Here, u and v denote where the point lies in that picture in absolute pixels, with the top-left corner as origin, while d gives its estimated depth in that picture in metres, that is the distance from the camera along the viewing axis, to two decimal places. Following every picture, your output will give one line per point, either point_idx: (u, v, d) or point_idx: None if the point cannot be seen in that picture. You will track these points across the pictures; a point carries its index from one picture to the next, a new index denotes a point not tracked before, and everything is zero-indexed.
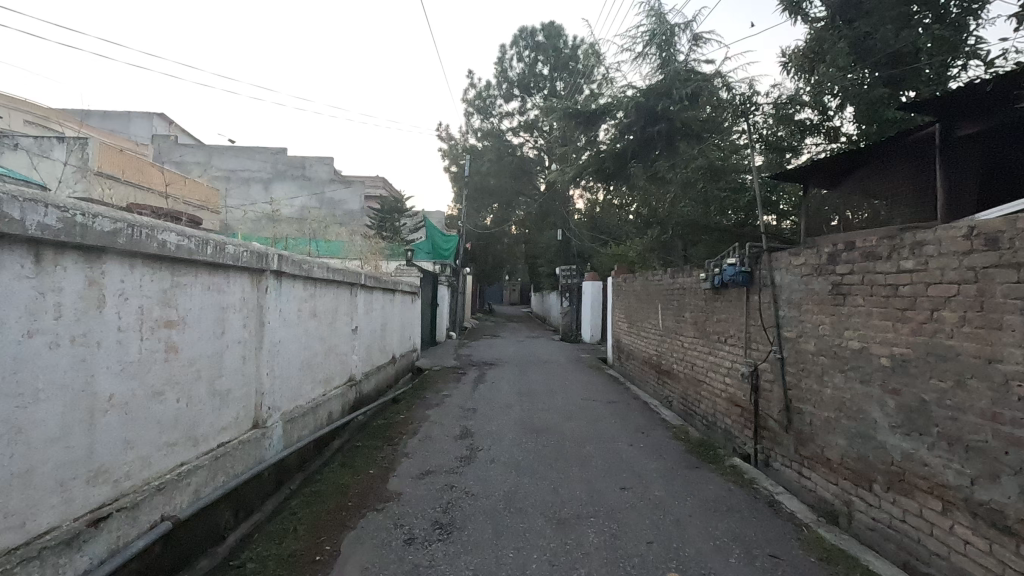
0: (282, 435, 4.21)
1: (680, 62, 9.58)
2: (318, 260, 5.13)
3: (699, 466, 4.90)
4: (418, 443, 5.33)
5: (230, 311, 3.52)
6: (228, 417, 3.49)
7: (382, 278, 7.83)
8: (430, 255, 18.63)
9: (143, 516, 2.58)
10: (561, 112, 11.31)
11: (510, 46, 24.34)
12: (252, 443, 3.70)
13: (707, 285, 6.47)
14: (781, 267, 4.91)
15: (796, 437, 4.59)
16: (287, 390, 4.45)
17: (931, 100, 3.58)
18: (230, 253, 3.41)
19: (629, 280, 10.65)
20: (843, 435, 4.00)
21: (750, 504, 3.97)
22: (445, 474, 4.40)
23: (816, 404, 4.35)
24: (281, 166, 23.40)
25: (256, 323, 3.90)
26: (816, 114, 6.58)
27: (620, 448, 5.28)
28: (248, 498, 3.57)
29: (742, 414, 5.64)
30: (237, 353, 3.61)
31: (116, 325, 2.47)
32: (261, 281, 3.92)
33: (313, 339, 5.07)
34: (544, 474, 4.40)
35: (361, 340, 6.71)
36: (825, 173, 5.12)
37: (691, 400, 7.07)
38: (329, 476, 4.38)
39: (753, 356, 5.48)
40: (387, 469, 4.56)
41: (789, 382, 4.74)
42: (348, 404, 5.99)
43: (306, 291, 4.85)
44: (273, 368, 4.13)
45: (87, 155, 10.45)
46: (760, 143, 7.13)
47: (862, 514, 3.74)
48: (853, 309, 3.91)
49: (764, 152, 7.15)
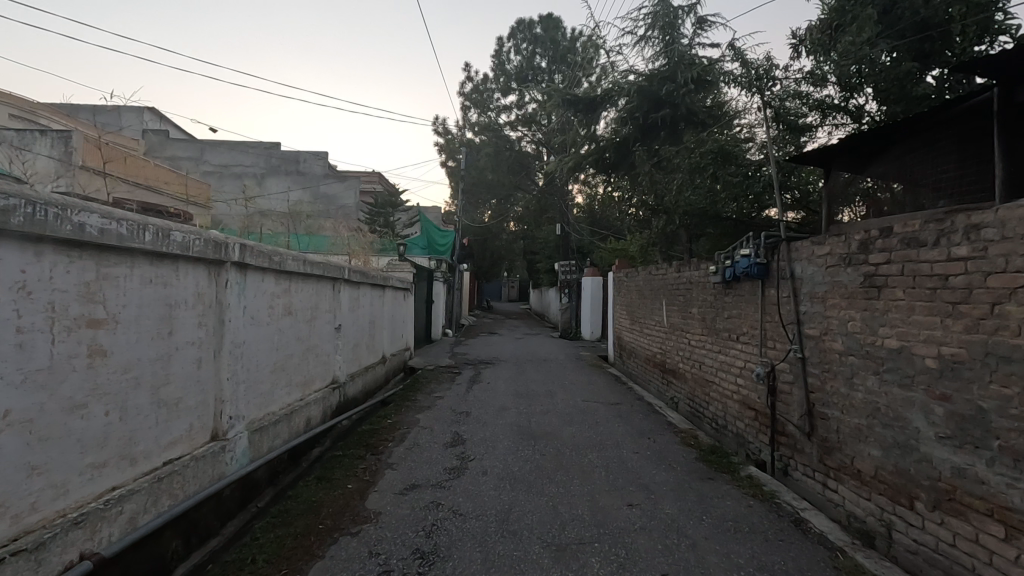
0: (247, 448, 3.75)
1: (683, 45, 9.10)
2: (292, 252, 4.66)
3: (714, 476, 4.46)
4: (404, 452, 4.88)
5: (180, 307, 3.06)
6: (178, 431, 3.03)
7: (371, 272, 7.39)
8: (425, 251, 18.14)
9: (53, 557, 2.13)
10: (561, 99, 10.63)
11: (507, 39, 23.79)
12: (209, 458, 3.25)
13: (717, 278, 6.01)
14: (801, 259, 4.46)
15: (821, 446, 4.16)
16: (256, 396, 3.98)
17: (990, 61, 3.04)
18: (177, 241, 2.96)
19: (632, 275, 10.16)
20: (878, 445, 3.57)
21: (773, 523, 3.52)
22: (431, 489, 3.94)
23: (844, 410, 3.91)
24: (274, 162, 22.89)
25: (215, 321, 3.44)
26: (839, 92, 6.10)
27: (624, 456, 4.84)
28: (203, 522, 3.12)
29: (756, 418, 5.22)
30: (189, 357, 3.15)
31: (13, 326, 2.01)
32: (218, 274, 3.45)
33: (287, 339, 4.63)
34: (542, 489, 3.94)
35: (345, 339, 6.24)
36: (852, 152, 4.62)
37: (699, 402, 6.63)
38: (303, 492, 3.93)
39: (769, 356, 5.03)
40: (367, 483, 4.11)
41: (812, 385, 4.30)
42: (330, 408, 5.55)
43: (277, 285, 4.38)
44: (238, 372, 3.68)
45: (71, 148, 10.06)
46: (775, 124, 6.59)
47: (902, 535, 3.31)
48: (890, 304, 3.47)
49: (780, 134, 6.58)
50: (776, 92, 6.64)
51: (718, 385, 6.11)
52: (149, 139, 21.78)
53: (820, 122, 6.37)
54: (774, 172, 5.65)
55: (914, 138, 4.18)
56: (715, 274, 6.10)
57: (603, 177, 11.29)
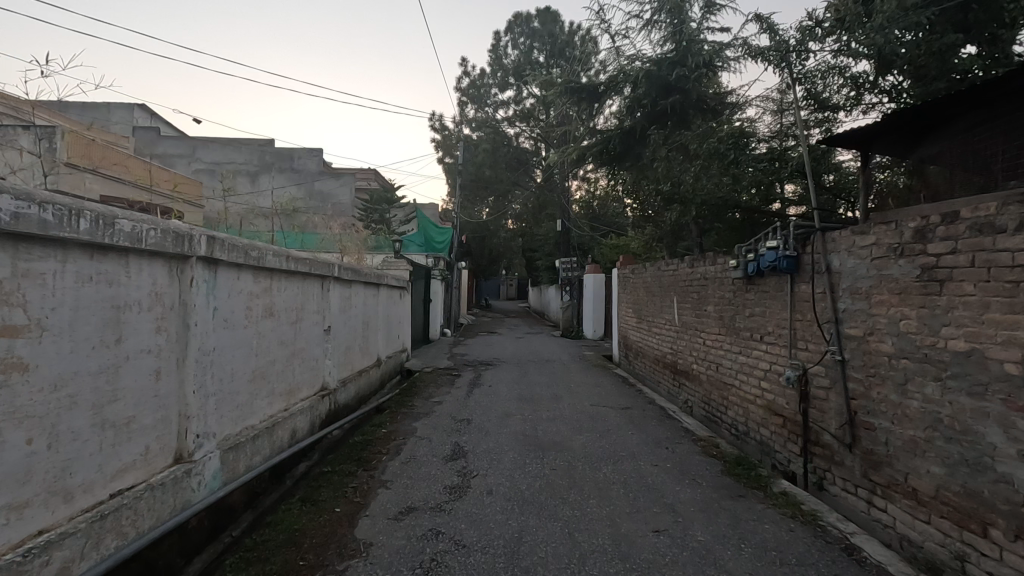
0: (220, 470, 3.28)
1: (692, 28, 8.61)
2: (273, 247, 4.19)
3: (744, 492, 4.02)
4: (400, 467, 4.42)
5: (131, 309, 2.59)
6: (129, 456, 2.56)
7: (363, 269, 6.92)
8: (422, 248, 17.69)
9: None
10: (561, 88, 10.08)
11: (504, 33, 23.31)
12: (170, 486, 2.79)
13: (737, 273, 5.55)
14: (840, 251, 4.01)
15: (866, 460, 3.72)
16: (230, 409, 3.51)
17: None
18: (124, 230, 2.49)
19: (639, 270, 9.69)
20: (940, 460, 3.13)
21: (822, 551, 3.08)
22: (430, 513, 3.49)
23: (895, 420, 3.47)
24: (268, 159, 22.50)
25: (178, 326, 2.97)
26: (874, 68, 5.65)
27: (642, 470, 4.40)
28: (161, 563, 2.66)
29: (784, 425, 4.77)
30: (144, 367, 2.68)
31: None
32: (180, 271, 2.97)
33: (268, 344, 4.16)
34: (555, 512, 3.49)
35: (335, 342, 5.76)
36: (892, 139, 4.21)
37: (715, 406, 6.21)
38: (285, 517, 3.48)
39: (799, 357, 4.59)
40: (358, 506, 3.65)
41: (853, 391, 3.86)
42: (319, 418, 5.09)
43: (254, 282, 3.90)
44: (208, 383, 3.21)
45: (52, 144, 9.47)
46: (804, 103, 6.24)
47: (975, 567, 2.87)
48: (955, 300, 3.02)
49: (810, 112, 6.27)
50: (804, 70, 6.21)
51: (738, 389, 5.67)
52: (139, 136, 21.28)
53: (854, 101, 5.96)
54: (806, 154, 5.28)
55: (965, 118, 3.76)
56: (734, 269, 5.62)
57: (606, 171, 10.85)
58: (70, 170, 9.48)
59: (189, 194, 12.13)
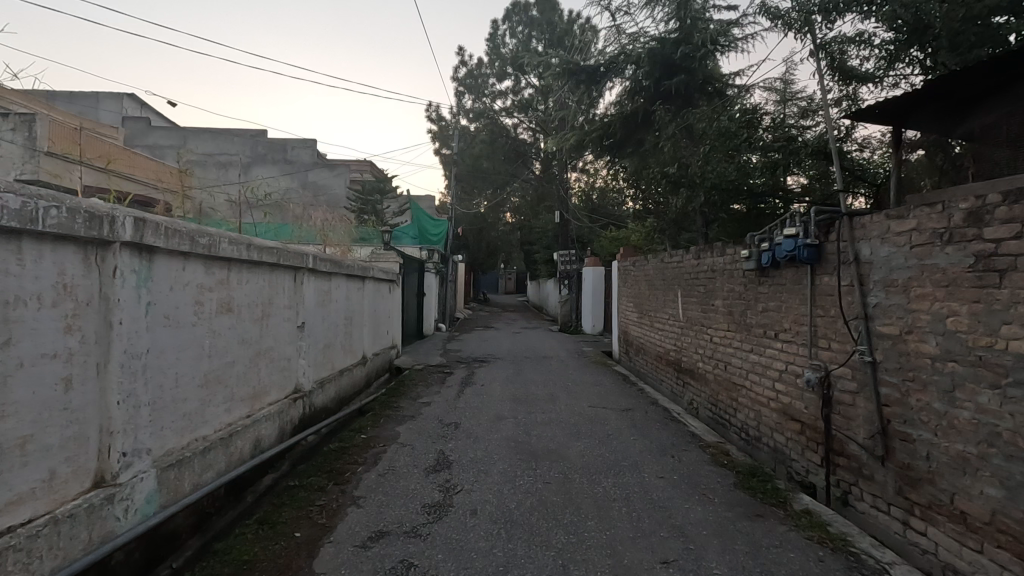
0: (155, 493, 2.81)
1: (697, 4, 8.06)
2: (230, 234, 3.71)
3: (762, 510, 3.58)
4: (376, 480, 3.96)
5: (26, 305, 2.12)
6: (25, 485, 2.11)
7: (345, 261, 6.43)
8: (416, 240, 17.17)
9: None
10: (559, 71, 9.55)
11: (503, 21, 22.73)
12: (83, 517, 2.32)
13: (749, 264, 5.07)
14: (872, 238, 3.53)
15: (901, 475, 3.27)
16: (173, 420, 3.04)
17: None
18: (11, 207, 2.01)
19: (640, 263, 9.21)
20: (996, 480, 2.68)
21: None
22: (402, 540, 3.03)
23: (938, 432, 3.02)
24: (261, 150, 21.98)
25: (98, 324, 2.50)
26: (904, 36, 5.24)
27: (647, 484, 3.94)
28: None
29: (802, 432, 4.32)
30: (46, 376, 2.22)
31: None
32: (98, 259, 2.49)
33: (225, 344, 3.69)
34: (547, 538, 3.04)
35: (311, 340, 5.29)
36: (929, 114, 3.89)
37: (723, 408, 5.78)
38: (236, 544, 3.02)
39: (820, 357, 4.13)
40: (322, 530, 3.19)
41: (887, 397, 3.40)
42: (291, 424, 4.64)
43: (205, 273, 3.41)
44: (141, 392, 2.74)
45: (33, 131, 8.87)
46: (829, 72, 5.90)
47: None
48: (1019, 293, 2.55)
49: (836, 84, 5.93)
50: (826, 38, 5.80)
51: (749, 390, 5.21)
52: (127, 126, 20.73)
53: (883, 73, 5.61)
54: (835, 144, 5.03)
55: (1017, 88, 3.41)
56: (747, 260, 5.13)
57: (606, 158, 10.34)
58: (54, 163, 8.98)
59: (169, 184, 11.22)
